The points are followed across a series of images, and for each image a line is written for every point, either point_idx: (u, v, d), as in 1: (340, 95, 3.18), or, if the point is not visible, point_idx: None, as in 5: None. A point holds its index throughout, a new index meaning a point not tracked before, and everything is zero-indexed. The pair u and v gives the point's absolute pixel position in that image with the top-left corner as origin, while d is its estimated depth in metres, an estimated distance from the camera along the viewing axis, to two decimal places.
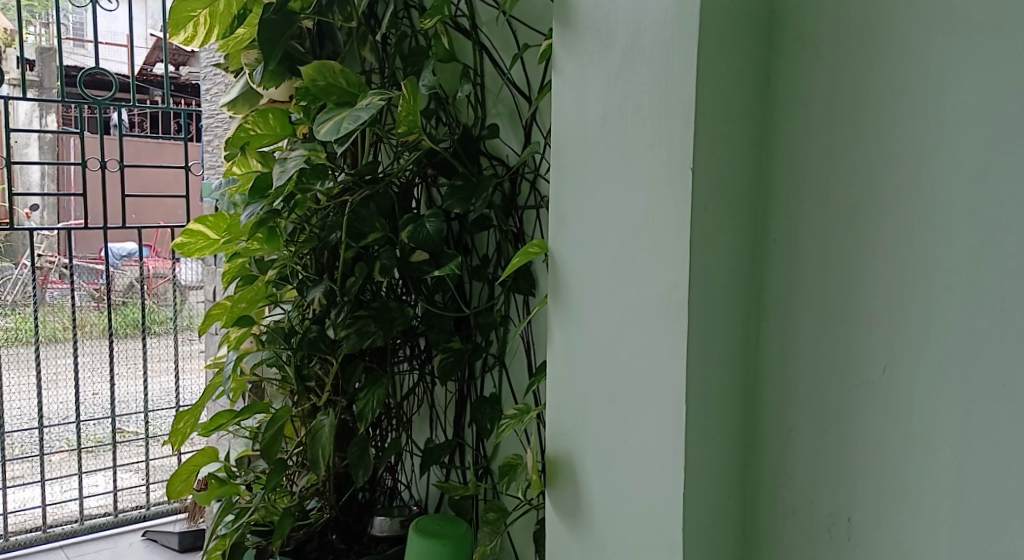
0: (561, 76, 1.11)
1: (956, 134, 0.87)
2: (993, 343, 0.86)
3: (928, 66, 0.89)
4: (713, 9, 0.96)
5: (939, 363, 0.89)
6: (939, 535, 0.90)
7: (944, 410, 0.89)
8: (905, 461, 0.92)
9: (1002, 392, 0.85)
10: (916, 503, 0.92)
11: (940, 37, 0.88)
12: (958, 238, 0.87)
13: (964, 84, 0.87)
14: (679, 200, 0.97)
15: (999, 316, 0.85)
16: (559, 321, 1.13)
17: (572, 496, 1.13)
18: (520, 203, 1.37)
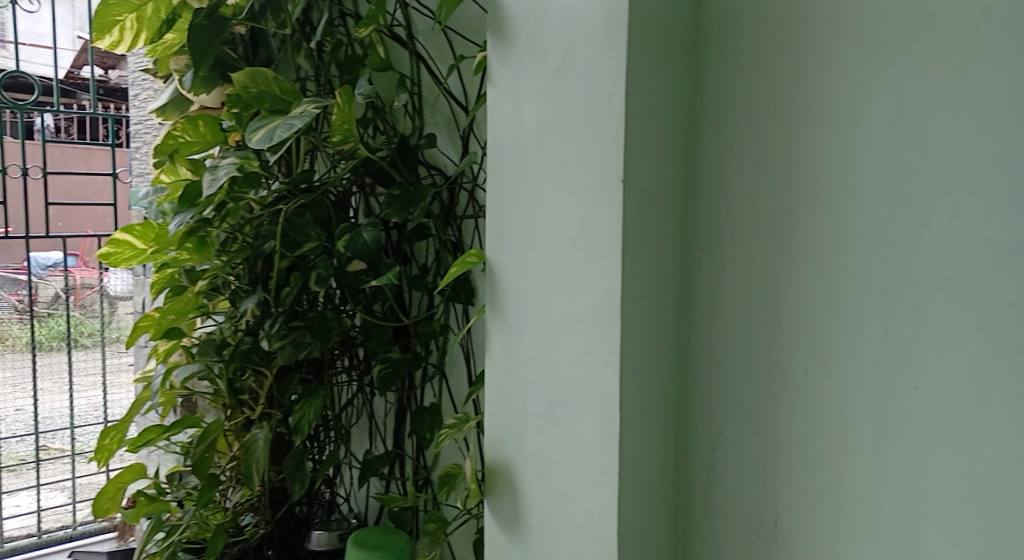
0: (496, 87, 1.11)
1: (869, 148, 0.90)
2: (904, 347, 0.89)
3: (842, 83, 0.92)
4: (641, 24, 0.97)
5: (857, 367, 0.92)
6: (858, 534, 0.93)
7: (862, 413, 0.92)
8: (826, 461, 0.95)
9: (913, 394, 0.88)
10: (837, 502, 0.94)
11: (854, 55, 0.91)
12: (872, 247, 0.90)
13: (874, 100, 0.90)
14: (610, 211, 0.98)
15: (910, 321, 0.88)
16: (498, 331, 1.12)
17: (511, 503, 1.12)
18: (458, 213, 1.37)
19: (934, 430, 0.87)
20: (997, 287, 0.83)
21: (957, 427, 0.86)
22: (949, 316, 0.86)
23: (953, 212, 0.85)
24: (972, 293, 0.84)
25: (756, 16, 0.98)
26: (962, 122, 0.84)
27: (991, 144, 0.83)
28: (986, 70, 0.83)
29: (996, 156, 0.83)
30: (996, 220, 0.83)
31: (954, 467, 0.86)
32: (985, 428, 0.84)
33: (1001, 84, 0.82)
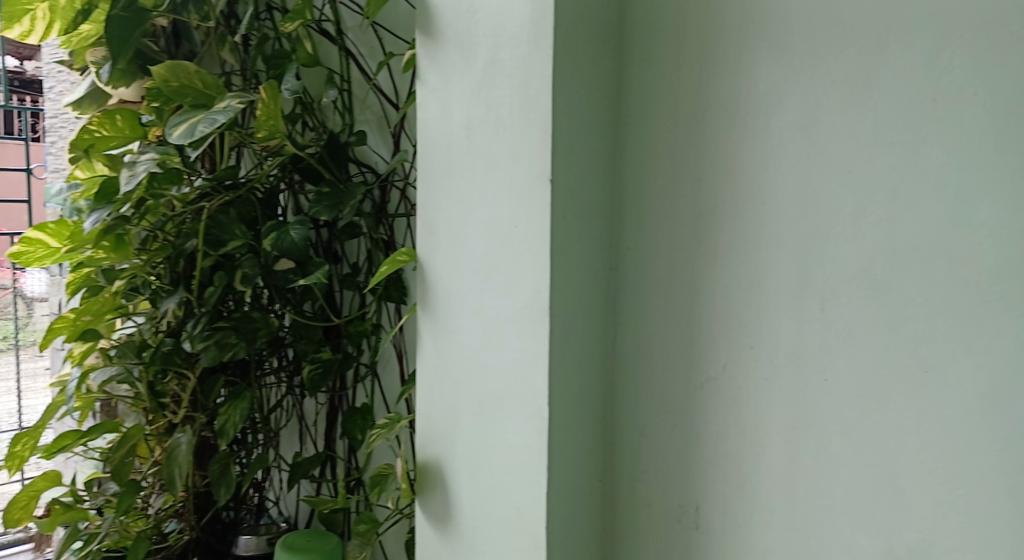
0: (426, 86, 1.09)
1: (781, 151, 0.93)
2: (816, 341, 0.92)
3: (757, 88, 0.95)
4: (567, 26, 0.97)
5: (771, 360, 0.95)
6: (775, 520, 0.96)
7: (775, 404, 0.95)
8: (745, 451, 0.98)
9: (823, 385, 0.92)
10: (754, 490, 0.98)
11: (767, 62, 0.94)
12: (784, 245, 0.94)
13: (787, 106, 0.93)
14: (539, 209, 0.98)
15: (821, 316, 0.92)
16: (429, 331, 1.11)
17: (441, 501, 1.11)
18: (390, 211, 1.35)
19: (842, 420, 0.91)
20: (900, 284, 0.86)
21: (863, 416, 0.90)
22: (856, 312, 0.89)
23: (859, 212, 0.88)
24: (877, 289, 0.88)
25: (676, 22, 1.00)
26: (866, 126, 0.88)
27: (894, 148, 0.86)
28: (889, 76, 0.86)
29: (897, 159, 0.86)
30: (898, 219, 0.86)
31: (860, 455, 0.90)
32: (888, 418, 0.88)
33: (901, 91, 0.86)
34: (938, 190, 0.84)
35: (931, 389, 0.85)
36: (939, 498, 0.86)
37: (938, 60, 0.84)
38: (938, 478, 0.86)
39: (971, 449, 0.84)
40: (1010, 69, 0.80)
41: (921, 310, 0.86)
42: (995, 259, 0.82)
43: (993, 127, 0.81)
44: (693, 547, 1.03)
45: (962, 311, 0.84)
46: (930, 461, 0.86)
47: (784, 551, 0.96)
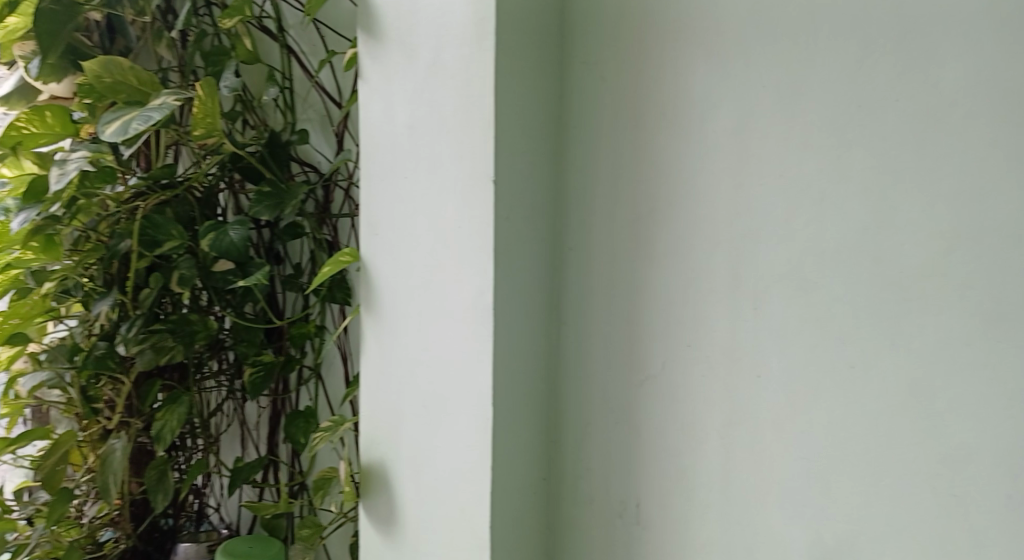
0: (369, 85, 1.07)
1: (716, 155, 0.96)
2: (750, 338, 0.95)
3: (694, 93, 0.97)
4: (510, 28, 0.97)
5: (706, 357, 0.97)
6: (711, 514, 0.99)
7: (710, 400, 0.98)
8: (683, 445, 1.00)
9: (756, 381, 0.95)
10: (691, 484, 1.00)
11: (702, 67, 0.96)
12: (719, 245, 0.96)
13: (721, 110, 0.95)
14: (483, 210, 0.98)
15: (753, 315, 0.94)
16: (373, 333, 1.09)
17: (385, 503, 1.10)
18: (333, 211, 1.33)
19: (773, 415, 0.94)
20: (828, 283, 0.90)
21: (794, 412, 0.92)
22: (786, 310, 0.92)
23: (789, 213, 0.91)
24: (806, 289, 0.91)
25: (616, 26, 1.01)
26: (796, 131, 0.91)
27: (821, 152, 0.89)
28: (817, 83, 0.89)
29: (823, 163, 0.89)
30: (825, 220, 0.89)
31: (792, 449, 0.93)
32: (817, 413, 0.91)
33: (827, 97, 0.89)
34: (863, 192, 0.87)
35: (857, 385, 0.89)
36: (865, 490, 0.89)
37: (862, 68, 0.87)
38: (865, 470, 0.89)
39: (896, 442, 0.87)
40: (929, 77, 0.84)
41: (848, 308, 0.89)
42: (917, 260, 0.85)
43: (913, 133, 0.84)
44: (635, 542, 1.04)
45: (885, 307, 0.87)
46: (858, 454, 0.89)
47: (720, 544, 0.98)
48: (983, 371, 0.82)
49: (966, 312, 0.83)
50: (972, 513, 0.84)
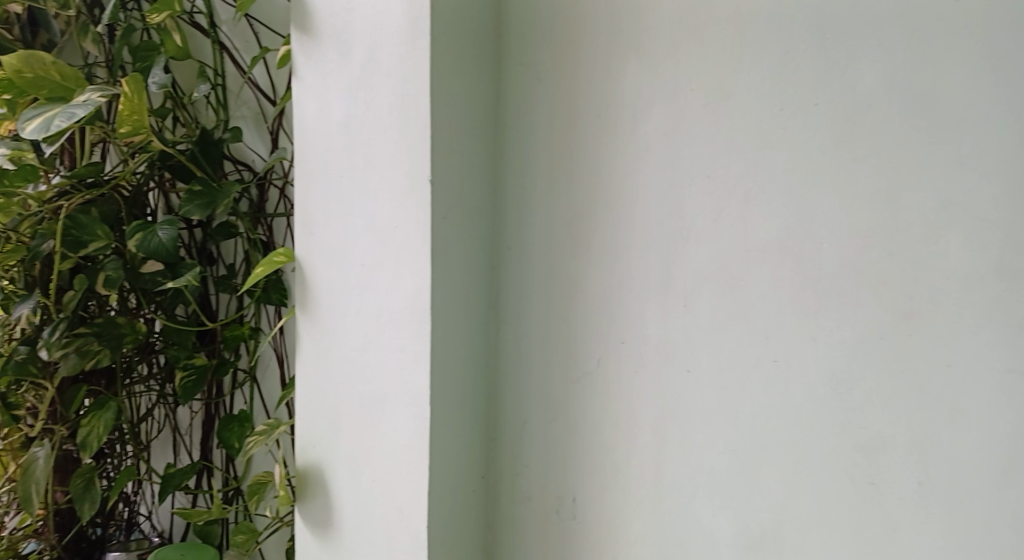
0: (301, 83, 1.04)
1: (648, 155, 0.97)
2: (682, 335, 0.96)
3: (628, 94, 0.98)
4: (445, 28, 0.97)
5: (640, 354, 0.99)
6: (644, 507, 1.00)
7: (643, 395, 0.99)
8: (618, 441, 1.01)
9: (687, 376, 0.96)
10: (626, 479, 1.01)
11: (635, 70, 0.97)
12: (652, 244, 0.97)
13: (654, 112, 0.96)
14: (420, 210, 0.97)
15: (683, 312, 0.96)
16: (309, 336, 1.06)
17: (321, 506, 1.08)
18: (268, 211, 1.31)
19: (703, 408, 0.96)
20: (753, 280, 0.92)
21: (722, 405, 0.95)
22: (715, 307, 0.94)
23: (717, 212, 0.94)
24: (733, 286, 0.93)
25: (551, 27, 1.02)
26: (723, 133, 0.93)
27: (747, 154, 0.92)
28: (743, 88, 0.92)
29: (748, 165, 0.92)
30: (750, 221, 0.92)
31: (720, 441, 0.95)
32: (744, 404, 0.94)
33: (753, 101, 0.91)
34: (785, 192, 0.90)
35: (781, 377, 0.92)
36: (789, 477, 0.92)
37: (784, 74, 0.90)
38: (789, 458, 0.92)
39: (816, 430, 0.91)
40: (847, 82, 0.87)
41: (772, 304, 0.92)
42: (835, 257, 0.89)
43: (831, 136, 0.88)
44: (572, 537, 1.05)
45: (806, 303, 0.90)
46: (782, 443, 0.92)
47: (653, 536, 1.00)
48: (895, 362, 0.87)
49: (880, 306, 0.87)
50: (885, 496, 0.88)
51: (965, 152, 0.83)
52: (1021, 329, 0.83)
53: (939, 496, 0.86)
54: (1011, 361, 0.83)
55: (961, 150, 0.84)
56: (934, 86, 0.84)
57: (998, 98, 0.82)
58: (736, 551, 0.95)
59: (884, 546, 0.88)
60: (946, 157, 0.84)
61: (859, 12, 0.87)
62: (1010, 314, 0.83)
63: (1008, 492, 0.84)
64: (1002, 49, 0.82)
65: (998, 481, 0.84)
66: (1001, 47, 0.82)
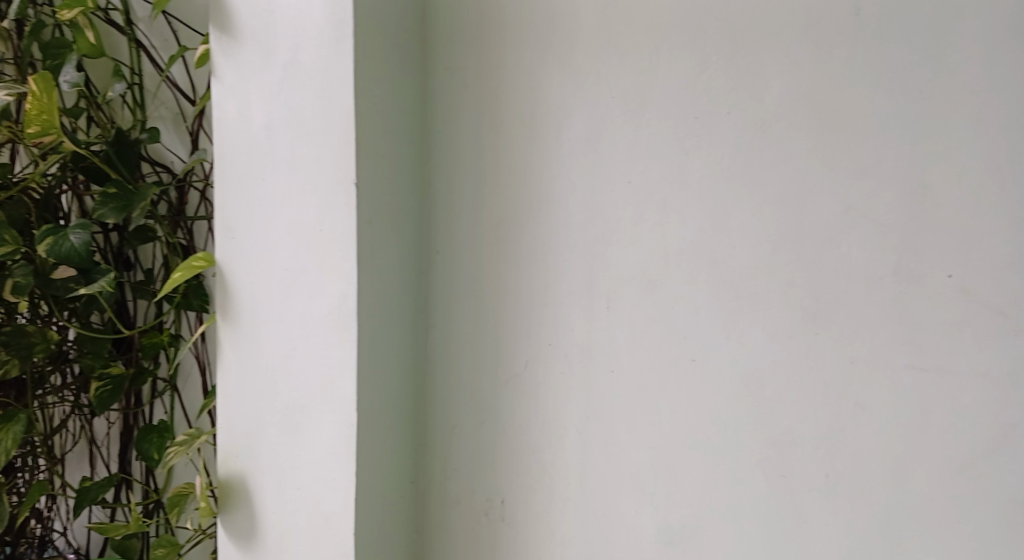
0: (220, 84, 1.01)
1: (572, 159, 0.98)
2: (605, 337, 0.97)
3: (553, 99, 0.98)
4: (368, 30, 0.95)
5: (566, 356, 0.99)
6: (570, 506, 1.01)
7: (570, 397, 1.00)
8: (545, 443, 1.01)
9: (610, 378, 0.97)
10: (553, 480, 1.01)
11: (559, 75, 0.98)
12: (577, 247, 0.98)
13: (577, 117, 0.97)
14: (344, 213, 0.96)
15: (606, 314, 0.97)
16: (231, 343, 1.03)
17: (245, 517, 1.05)
18: (188, 214, 1.27)
19: (626, 409, 0.97)
20: (671, 282, 0.94)
21: (643, 405, 0.96)
22: (636, 309, 0.96)
23: (638, 216, 0.95)
24: (653, 288, 0.95)
25: (477, 31, 1.02)
26: (642, 139, 0.94)
27: (665, 159, 0.93)
28: (661, 94, 0.93)
29: (666, 170, 0.93)
30: (668, 224, 0.94)
31: (642, 439, 0.96)
32: (664, 403, 0.95)
33: (670, 108, 0.93)
34: (700, 197, 0.92)
35: (698, 377, 0.93)
36: (707, 473, 0.94)
37: (699, 81, 0.92)
38: (706, 455, 0.94)
39: (731, 428, 0.93)
40: (757, 92, 0.89)
41: (690, 306, 0.93)
42: (748, 260, 0.91)
43: (743, 141, 0.90)
44: (500, 540, 1.05)
45: (722, 304, 0.92)
46: (700, 441, 0.94)
47: (579, 535, 1.01)
48: (804, 360, 0.89)
49: (790, 307, 0.89)
50: (796, 489, 0.90)
51: (866, 158, 0.86)
52: (919, 328, 0.85)
53: (848, 490, 0.89)
54: (910, 358, 0.86)
55: (863, 157, 0.86)
56: (839, 94, 0.87)
57: (897, 106, 0.85)
58: (657, 547, 0.97)
59: (799, 539, 0.91)
60: (849, 162, 0.87)
61: (770, 22, 0.89)
62: (909, 314, 0.85)
63: (909, 484, 0.86)
64: (900, 60, 0.84)
65: (900, 474, 0.87)
66: (901, 58, 0.84)
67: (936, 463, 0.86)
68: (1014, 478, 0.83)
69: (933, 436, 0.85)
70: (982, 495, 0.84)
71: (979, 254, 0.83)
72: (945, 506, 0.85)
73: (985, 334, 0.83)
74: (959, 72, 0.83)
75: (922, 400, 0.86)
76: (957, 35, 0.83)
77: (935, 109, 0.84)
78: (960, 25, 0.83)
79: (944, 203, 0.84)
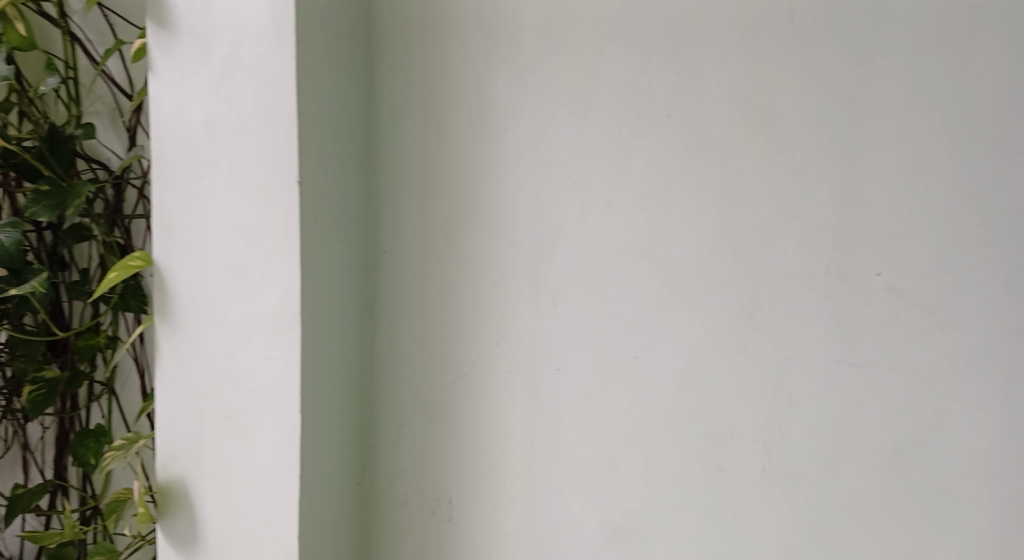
0: (157, 79, 0.99)
1: (517, 158, 0.98)
2: (550, 335, 0.97)
3: (498, 99, 0.98)
4: (310, 27, 0.94)
5: (513, 355, 0.99)
6: (517, 505, 1.01)
7: (517, 395, 0.99)
8: (492, 442, 1.01)
9: (555, 377, 0.98)
10: (500, 478, 1.01)
11: (504, 74, 0.98)
12: (522, 246, 0.98)
13: (522, 116, 0.97)
14: (286, 212, 0.94)
15: (552, 313, 0.97)
16: (170, 345, 1.01)
17: (185, 522, 1.02)
18: (126, 213, 1.24)
19: (572, 407, 0.97)
20: (615, 281, 0.94)
21: (588, 404, 0.96)
22: (581, 308, 0.96)
23: (582, 216, 0.95)
24: (598, 286, 0.95)
25: (422, 29, 1.01)
26: (587, 139, 0.95)
27: (609, 159, 0.94)
28: (604, 95, 0.94)
29: (609, 170, 0.94)
30: (612, 224, 0.94)
31: (587, 436, 0.97)
32: (608, 400, 0.96)
33: (613, 108, 0.93)
34: (644, 197, 0.93)
35: (641, 374, 0.94)
36: (650, 470, 0.95)
37: (641, 84, 0.92)
38: (649, 451, 0.94)
39: (674, 424, 0.93)
40: (696, 94, 0.90)
41: (634, 305, 0.94)
42: (690, 259, 0.91)
43: (683, 143, 0.91)
44: (447, 540, 1.04)
45: (663, 303, 0.93)
46: (643, 438, 0.95)
47: (525, 532, 1.00)
48: (743, 357, 0.90)
49: (730, 305, 0.90)
50: (737, 483, 0.92)
51: (802, 160, 0.87)
52: (854, 325, 0.87)
53: (786, 484, 0.90)
54: (844, 355, 0.87)
55: (800, 158, 0.88)
56: (777, 97, 0.88)
57: (832, 109, 0.86)
58: (602, 543, 0.97)
59: (740, 532, 0.92)
60: (786, 163, 0.88)
61: (710, 25, 0.89)
62: (844, 311, 0.87)
63: (844, 477, 0.88)
64: (835, 64, 0.86)
65: (837, 468, 0.88)
66: (837, 62, 0.86)
67: (871, 456, 0.87)
68: (945, 471, 0.85)
69: (868, 430, 0.87)
70: (913, 487, 0.86)
71: (909, 253, 0.85)
72: (880, 499, 0.87)
73: (916, 331, 0.85)
74: (891, 76, 0.85)
75: (857, 395, 0.87)
76: (890, 40, 0.84)
77: (867, 113, 0.85)
78: (893, 30, 0.84)
79: (878, 203, 0.86)
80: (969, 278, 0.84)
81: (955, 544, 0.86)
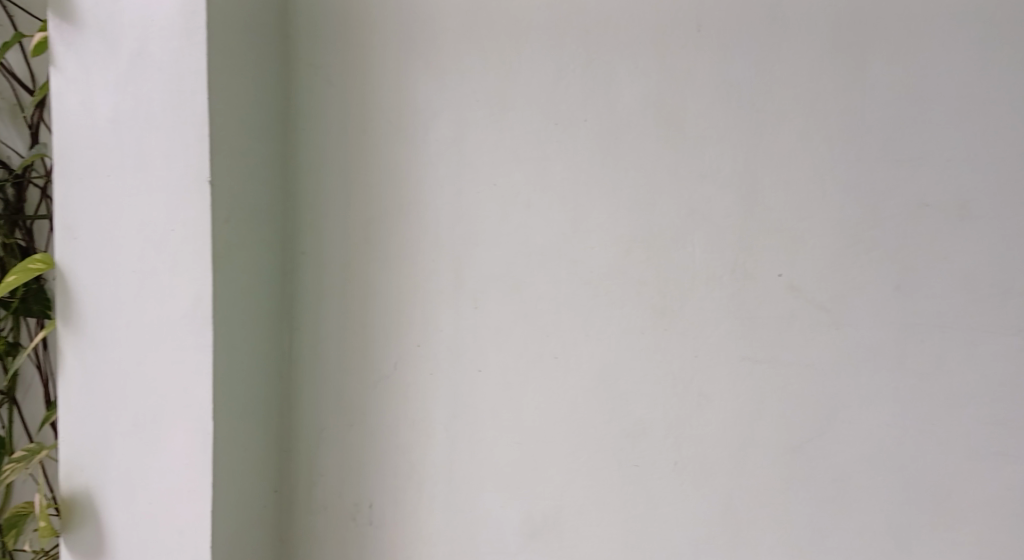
0: (61, 75, 0.95)
1: (437, 160, 0.97)
2: (470, 336, 0.98)
3: (417, 100, 0.98)
4: (223, 24, 0.92)
5: (433, 355, 0.99)
6: (438, 506, 1.00)
7: (438, 396, 0.99)
8: (413, 443, 1.01)
9: (475, 378, 0.98)
10: (421, 480, 1.01)
11: (423, 75, 0.97)
12: (442, 247, 0.98)
13: (441, 118, 0.97)
14: (198, 212, 0.92)
15: (472, 313, 0.97)
16: (75, 350, 0.97)
17: (92, 533, 0.99)
18: (28, 213, 1.18)
19: (492, 407, 0.98)
20: (533, 282, 0.95)
21: (508, 403, 0.97)
22: (500, 308, 0.96)
23: (501, 217, 0.96)
24: (517, 287, 0.96)
25: (340, 29, 1.00)
26: (506, 141, 0.95)
27: (527, 161, 0.95)
28: (522, 99, 0.94)
29: (527, 172, 0.95)
30: (530, 225, 0.95)
31: (507, 435, 0.97)
32: (527, 400, 0.96)
33: (531, 112, 0.94)
34: (562, 198, 0.94)
35: (559, 373, 0.95)
36: (568, 467, 0.96)
37: (558, 87, 0.93)
38: (566, 448, 0.96)
39: (591, 421, 0.95)
40: (611, 98, 0.92)
41: (553, 305, 0.95)
42: (606, 260, 0.93)
43: (598, 146, 0.93)
44: (367, 543, 1.03)
45: (581, 303, 0.94)
46: (562, 436, 0.96)
47: (446, 533, 1.00)
48: (657, 355, 0.92)
49: (644, 304, 0.92)
50: (651, 479, 0.93)
51: (713, 164, 0.90)
52: (763, 323, 0.90)
53: (700, 478, 0.92)
54: (753, 352, 0.90)
55: (711, 162, 0.90)
56: (689, 103, 0.90)
57: (741, 115, 0.89)
58: (522, 541, 0.98)
59: (657, 526, 0.94)
60: (697, 167, 0.90)
61: (624, 31, 0.91)
62: (752, 310, 0.90)
63: (753, 469, 0.91)
64: (743, 71, 0.89)
65: (749, 461, 0.91)
66: (746, 69, 0.89)
67: (780, 449, 0.90)
68: (849, 461, 0.89)
69: (777, 424, 0.90)
70: (818, 478, 0.90)
71: (813, 253, 0.88)
72: (789, 490, 0.90)
73: (821, 329, 0.89)
74: (796, 84, 0.88)
75: (765, 391, 0.90)
76: (795, 50, 0.88)
77: (773, 119, 0.88)
78: (798, 40, 0.88)
79: (785, 205, 0.89)
80: (868, 277, 0.87)
81: (856, 532, 0.89)
